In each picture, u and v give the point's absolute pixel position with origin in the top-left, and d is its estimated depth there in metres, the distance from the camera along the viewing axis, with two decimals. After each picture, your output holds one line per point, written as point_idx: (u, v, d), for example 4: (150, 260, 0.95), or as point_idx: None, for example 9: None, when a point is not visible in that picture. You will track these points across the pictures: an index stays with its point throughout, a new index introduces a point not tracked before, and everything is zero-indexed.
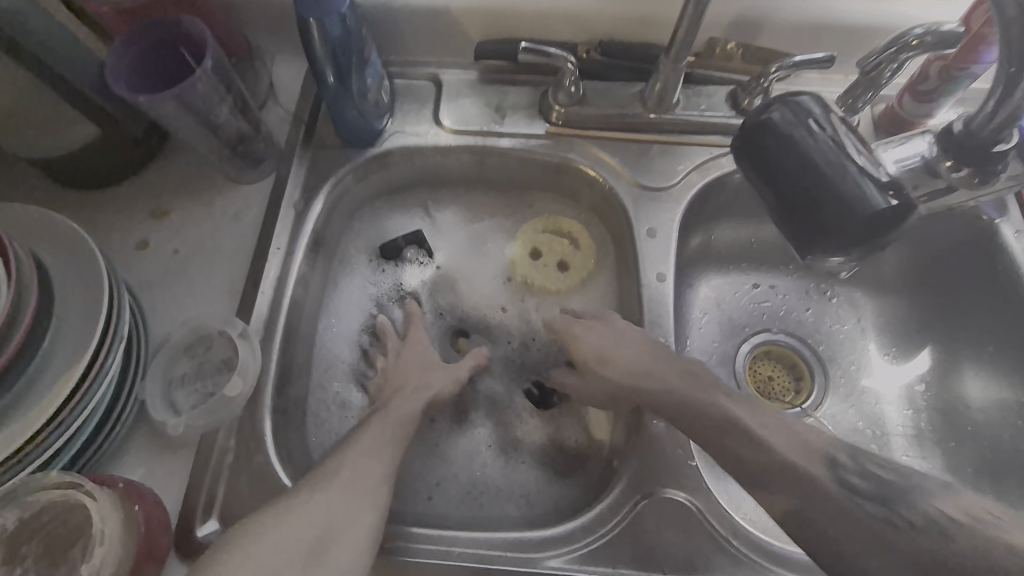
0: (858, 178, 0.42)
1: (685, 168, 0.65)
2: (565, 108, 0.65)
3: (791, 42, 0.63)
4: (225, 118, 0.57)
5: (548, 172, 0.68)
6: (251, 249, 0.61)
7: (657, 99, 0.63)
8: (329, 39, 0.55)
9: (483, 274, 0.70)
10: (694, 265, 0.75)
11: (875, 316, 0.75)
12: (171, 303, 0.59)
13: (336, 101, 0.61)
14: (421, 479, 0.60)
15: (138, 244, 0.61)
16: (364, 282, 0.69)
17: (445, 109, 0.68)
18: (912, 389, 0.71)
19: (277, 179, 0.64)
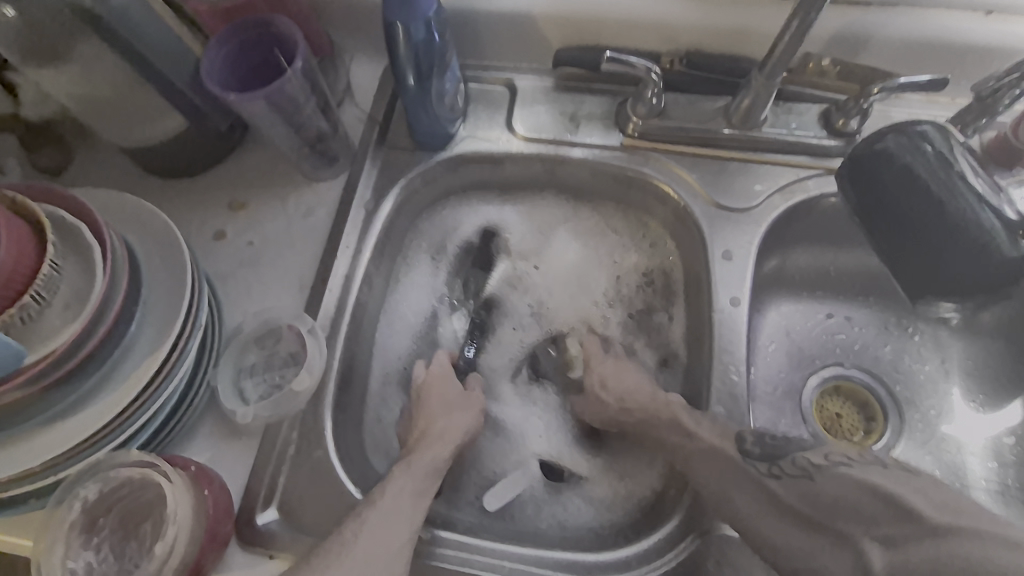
0: (980, 214, 0.41)
1: (767, 190, 0.62)
2: (643, 120, 0.63)
3: (895, 62, 0.59)
4: (309, 118, 0.59)
5: (619, 185, 0.67)
6: (321, 246, 0.62)
7: (742, 117, 0.60)
8: (414, 42, 0.55)
9: (546, 286, 0.69)
10: (765, 290, 0.71)
11: (964, 359, 0.69)
12: (244, 293, 0.61)
13: (413, 103, 0.62)
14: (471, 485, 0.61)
15: (216, 234, 0.63)
16: (426, 284, 0.69)
17: (518, 115, 0.67)
18: (999, 441, 0.66)
19: (351, 177, 0.65)
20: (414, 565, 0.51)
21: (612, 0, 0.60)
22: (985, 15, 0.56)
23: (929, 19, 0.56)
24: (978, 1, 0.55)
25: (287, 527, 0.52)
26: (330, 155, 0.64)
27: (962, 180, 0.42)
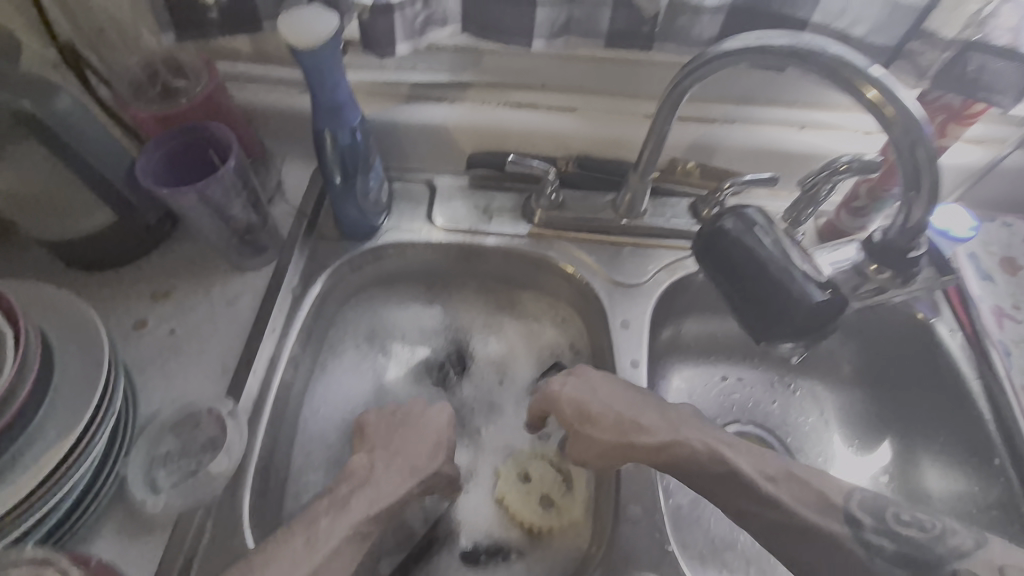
0: (789, 269, 0.45)
1: (654, 268, 0.72)
2: (545, 212, 0.73)
3: (740, 163, 0.73)
4: (239, 211, 0.63)
5: (530, 268, 0.75)
6: (246, 331, 0.64)
7: (627, 207, 0.71)
8: (340, 146, 0.63)
9: (470, 360, 0.74)
10: (666, 357, 0.79)
11: (838, 410, 0.78)
12: (162, 381, 0.61)
13: (339, 198, 0.68)
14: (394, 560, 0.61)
15: (136, 323, 0.64)
16: (353, 366, 0.72)
17: (437, 209, 0.75)
18: (877, 480, 0.73)
19: (278, 266, 0.69)
20: None
21: (513, 115, 0.72)
22: (799, 129, 0.71)
23: (759, 132, 0.71)
24: (792, 119, 0.71)
25: None
26: (259, 246, 0.68)
27: (769, 246, 0.46)
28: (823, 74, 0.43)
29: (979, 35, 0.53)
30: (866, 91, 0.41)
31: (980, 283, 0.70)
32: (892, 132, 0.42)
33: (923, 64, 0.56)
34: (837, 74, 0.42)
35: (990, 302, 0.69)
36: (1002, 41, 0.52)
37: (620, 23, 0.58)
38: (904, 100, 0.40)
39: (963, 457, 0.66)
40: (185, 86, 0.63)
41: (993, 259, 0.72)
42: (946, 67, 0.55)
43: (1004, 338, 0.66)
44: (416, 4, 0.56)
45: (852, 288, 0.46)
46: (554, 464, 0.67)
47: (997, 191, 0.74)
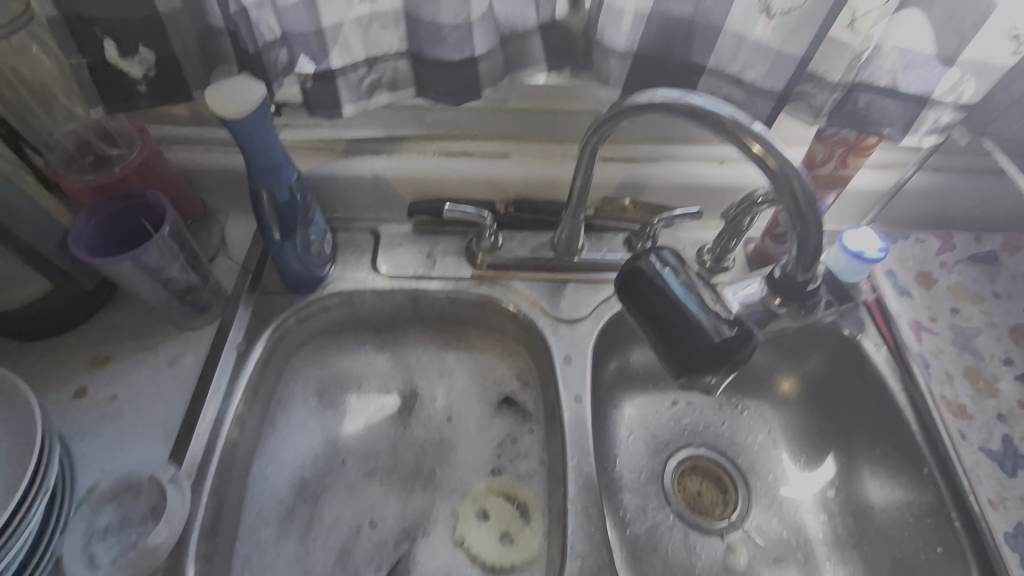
0: (699, 307, 0.47)
1: (594, 302, 0.74)
2: (487, 254, 0.75)
3: (668, 198, 0.77)
4: (176, 273, 0.64)
5: (476, 308, 0.77)
6: (189, 392, 0.64)
7: (564, 246, 0.74)
8: (278, 203, 0.64)
9: (422, 403, 0.75)
10: (615, 386, 0.81)
11: (783, 427, 0.81)
12: (101, 450, 0.60)
13: (281, 253, 0.69)
14: None
15: (75, 392, 0.64)
16: (303, 420, 0.72)
17: (382, 257, 0.77)
18: (824, 494, 0.75)
19: (222, 323, 0.69)
20: None
21: (449, 164, 0.74)
22: (720, 163, 0.76)
23: (683, 168, 0.75)
24: (713, 155, 0.76)
25: None
26: (201, 305, 0.68)
27: (681, 286, 0.49)
28: (716, 130, 0.47)
29: (862, 77, 0.58)
30: (751, 146, 0.45)
31: (897, 299, 0.74)
32: (775, 179, 0.46)
33: (815, 104, 0.60)
34: (722, 126, 0.46)
35: (908, 316, 0.73)
36: (884, 80, 0.57)
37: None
38: (780, 147, 0.45)
39: (896, 467, 0.69)
40: (116, 152, 0.65)
41: (908, 274, 0.77)
42: (836, 105, 0.60)
43: (922, 350, 0.70)
44: (360, 69, 0.60)
45: (760, 318, 0.52)
46: (509, 499, 0.68)
47: (906, 210, 0.79)
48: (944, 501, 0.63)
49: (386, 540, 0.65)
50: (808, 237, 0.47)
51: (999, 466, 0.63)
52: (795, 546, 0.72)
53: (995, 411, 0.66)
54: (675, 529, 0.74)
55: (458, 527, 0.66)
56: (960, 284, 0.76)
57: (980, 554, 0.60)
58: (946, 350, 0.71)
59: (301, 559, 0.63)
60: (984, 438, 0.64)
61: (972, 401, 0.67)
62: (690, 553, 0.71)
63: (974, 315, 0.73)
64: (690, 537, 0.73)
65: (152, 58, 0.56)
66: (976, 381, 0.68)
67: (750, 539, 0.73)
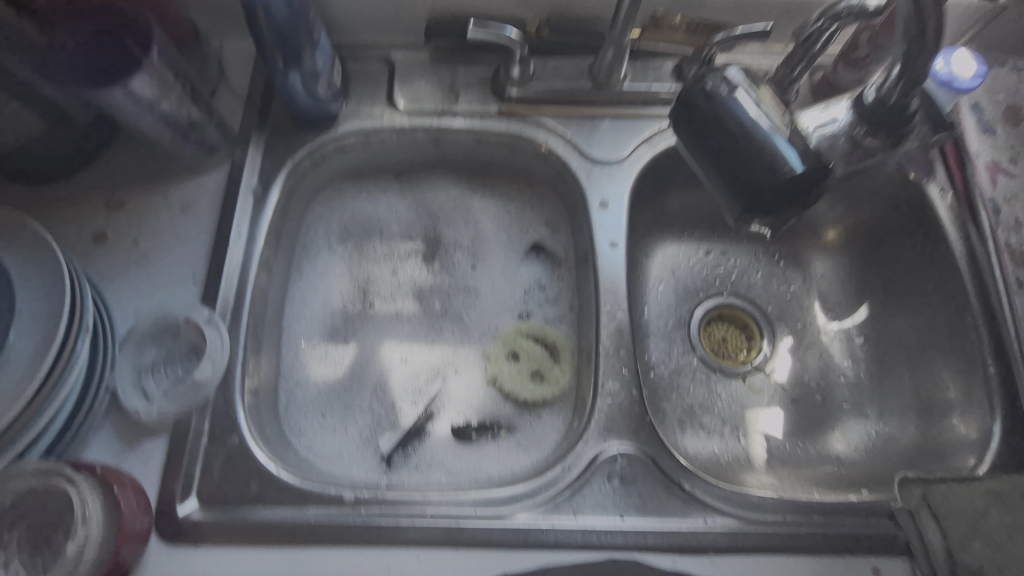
0: (772, 137, 0.42)
1: (634, 141, 0.68)
2: (517, 85, 0.67)
3: (728, 17, 0.66)
4: (175, 106, 0.57)
5: (503, 149, 0.70)
6: (211, 237, 0.62)
7: (605, 74, 0.66)
8: (276, 21, 0.56)
9: (448, 249, 0.73)
10: (648, 236, 0.78)
11: (821, 277, 0.78)
12: (134, 293, 0.60)
13: (286, 84, 0.62)
14: (386, 437, 0.64)
15: (96, 236, 0.62)
16: (328, 266, 0.70)
17: (398, 90, 0.69)
18: (852, 341, 0.74)
19: (234, 165, 0.65)
20: (335, 527, 0.53)
21: None
22: None
23: None
24: None
25: (208, 511, 0.53)
26: (209, 144, 0.63)
27: (753, 113, 0.42)
28: None
29: None
30: None
31: (978, 137, 0.66)
32: None
33: None
34: None
35: (986, 157, 0.66)
36: None
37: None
38: None
39: (938, 315, 0.67)
40: None
41: (996, 109, 0.67)
42: None
43: (995, 196, 0.64)
44: None
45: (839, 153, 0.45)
46: (540, 340, 0.69)
47: (1008, 29, 0.67)
48: (983, 348, 0.62)
49: (421, 377, 0.67)
50: (919, 50, 0.39)
51: None
52: (819, 387, 0.73)
53: None
54: (698, 372, 0.75)
55: (489, 368, 0.67)
56: None
57: (1011, 398, 0.60)
58: (1021, 195, 0.64)
59: (340, 394, 0.66)
60: None
61: None
62: (711, 393, 0.73)
63: None
64: (713, 379, 0.74)
65: None
66: None
67: (771, 381, 0.74)
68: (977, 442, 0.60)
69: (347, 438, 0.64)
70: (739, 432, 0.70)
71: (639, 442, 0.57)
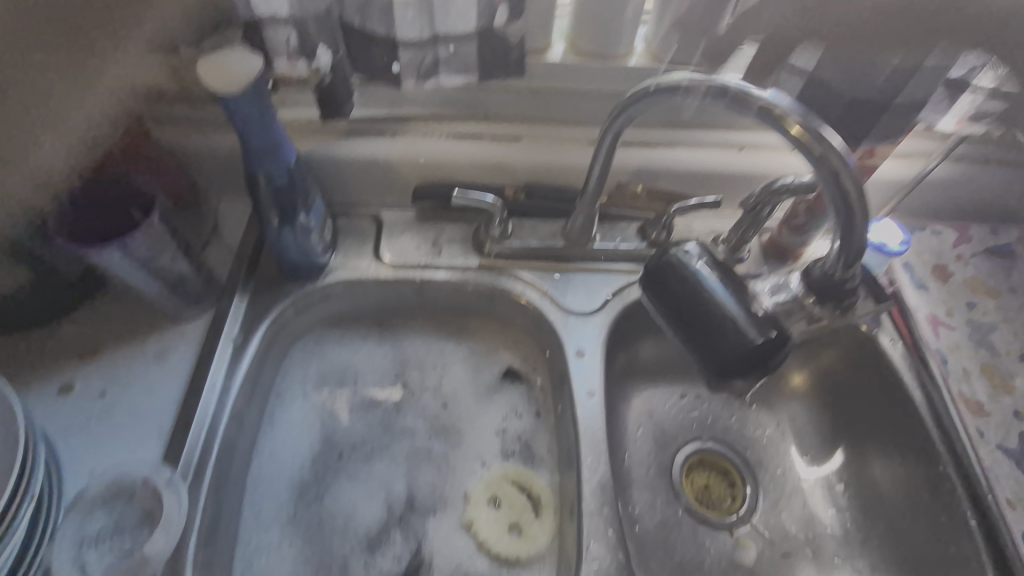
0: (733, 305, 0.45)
1: (606, 292, 0.72)
2: (496, 242, 0.72)
3: (683, 187, 0.74)
4: (167, 262, 0.59)
5: (482, 298, 0.74)
6: (183, 387, 0.61)
7: (576, 233, 0.71)
8: (275, 187, 0.60)
9: (425, 395, 0.72)
10: (624, 380, 0.79)
11: (793, 420, 0.79)
12: (90, 449, 0.57)
13: (277, 239, 0.65)
14: None
15: (60, 388, 0.60)
16: (301, 414, 0.69)
17: (385, 245, 0.73)
18: (832, 487, 0.75)
19: (216, 314, 0.66)
20: None
21: (456, 146, 0.70)
22: (739, 149, 0.73)
23: (701, 154, 0.72)
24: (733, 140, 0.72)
25: None
26: (194, 295, 0.64)
27: (714, 282, 0.47)
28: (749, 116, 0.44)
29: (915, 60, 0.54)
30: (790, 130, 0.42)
31: (915, 292, 0.73)
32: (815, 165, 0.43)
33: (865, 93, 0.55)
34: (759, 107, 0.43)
35: (926, 311, 0.72)
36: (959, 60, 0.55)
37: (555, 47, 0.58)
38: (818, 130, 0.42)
39: (908, 462, 0.68)
40: None
41: (926, 267, 0.75)
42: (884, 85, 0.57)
43: (940, 347, 0.69)
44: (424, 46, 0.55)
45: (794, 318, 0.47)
46: (522, 487, 0.66)
47: (924, 200, 0.78)
48: (960, 500, 0.62)
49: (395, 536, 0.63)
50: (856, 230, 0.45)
51: (1017, 466, 0.62)
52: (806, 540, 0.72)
53: (1012, 408, 0.65)
54: (683, 524, 0.72)
55: (467, 512, 0.64)
56: (976, 277, 0.75)
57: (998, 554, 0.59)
58: (963, 346, 0.69)
59: (303, 558, 0.60)
60: (1002, 436, 0.64)
61: (989, 398, 0.66)
62: (699, 548, 0.71)
63: (991, 310, 0.72)
64: (699, 533, 0.72)
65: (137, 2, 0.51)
66: (993, 378, 0.67)
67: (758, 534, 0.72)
68: None
69: None
70: None
71: None
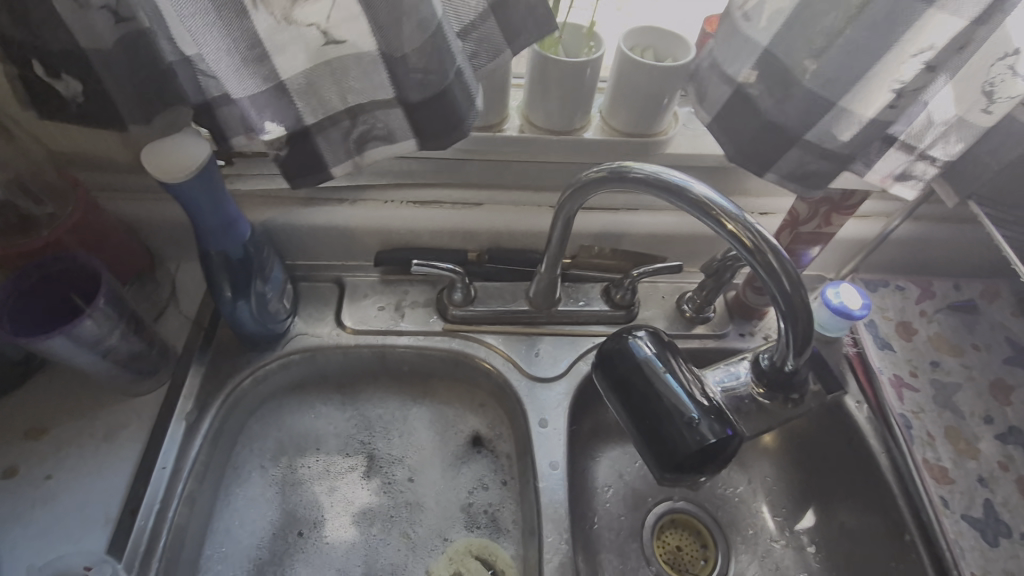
0: (683, 399, 0.45)
1: (571, 356, 0.71)
2: (459, 307, 0.72)
3: (646, 248, 0.74)
4: (116, 343, 0.58)
5: (446, 362, 0.73)
6: (132, 469, 0.59)
7: (540, 298, 0.71)
8: (230, 262, 0.60)
9: (387, 465, 0.71)
10: (592, 440, 0.78)
11: (765, 478, 0.78)
12: (30, 537, 0.55)
13: (232, 312, 0.64)
14: None
15: (5, 471, 0.58)
16: (259, 487, 0.67)
17: (347, 310, 0.72)
18: (804, 549, 0.73)
19: (169, 387, 0.64)
20: None
21: (417, 212, 0.70)
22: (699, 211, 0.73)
23: (662, 217, 0.73)
24: None
25: None
26: (147, 369, 0.63)
27: (664, 372, 0.47)
28: (693, 209, 0.45)
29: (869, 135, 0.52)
30: (726, 226, 0.44)
31: (879, 353, 0.73)
32: (752, 257, 0.44)
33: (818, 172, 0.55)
34: (698, 202, 0.44)
35: (889, 372, 0.72)
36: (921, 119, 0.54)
37: (330, 147, 0.55)
38: (753, 226, 0.44)
39: (877, 527, 0.67)
40: (43, 212, 0.60)
41: (889, 324, 0.76)
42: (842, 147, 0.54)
43: (904, 410, 0.69)
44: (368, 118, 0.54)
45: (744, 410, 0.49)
46: (487, 562, 0.65)
47: (887, 256, 0.78)
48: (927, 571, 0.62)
49: None
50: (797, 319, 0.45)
51: (981, 535, 0.62)
52: None
53: (976, 473, 0.65)
54: None
55: None
56: (940, 335, 0.75)
57: None
58: (927, 408, 0.70)
59: None
60: (966, 504, 0.64)
61: (953, 463, 0.66)
62: None
63: (955, 369, 0.72)
64: None
65: (80, 88, 0.51)
66: (957, 442, 0.67)
67: None
68: None
69: None
70: None
71: None
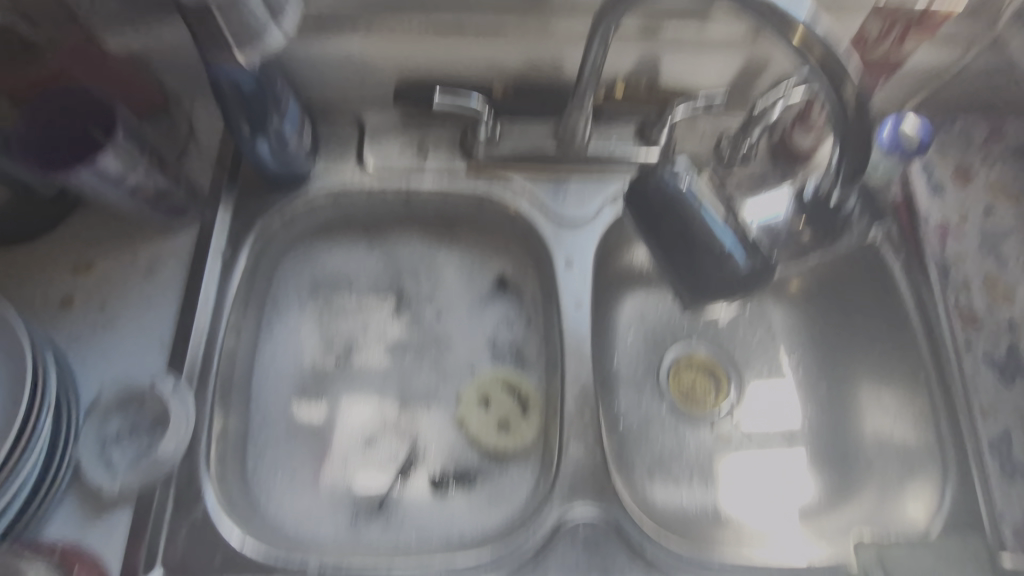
0: (717, 232, 0.43)
1: (600, 200, 0.69)
2: (484, 147, 0.69)
3: (688, 83, 0.68)
4: (140, 178, 0.58)
5: (471, 206, 0.72)
6: (179, 300, 0.62)
7: (569, 136, 0.67)
8: (243, 91, 0.56)
9: (415, 304, 0.73)
10: (616, 286, 0.79)
11: (786, 323, 0.79)
12: (98, 358, 0.60)
13: (252, 150, 0.62)
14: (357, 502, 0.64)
15: (62, 301, 0.62)
16: (297, 322, 0.71)
17: (368, 150, 0.70)
18: (814, 388, 0.76)
19: (202, 226, 0.65)
20: None
21: (439, 39, 0.64)
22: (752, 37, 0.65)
23: (709, 44, 0.65)
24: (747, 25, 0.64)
25: None
26: (177, 208, 0.64)
27: (699, 204, 0.45)
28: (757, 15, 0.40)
29: None
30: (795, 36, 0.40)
31: (929, 197, 0.70)
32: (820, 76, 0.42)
33: None
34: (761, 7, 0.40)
35: (936, 218, 0.69)
36: None
37: None
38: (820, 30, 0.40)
39: (895, 367, 0.69)
40: (40, 38, 0.58)
41: (945, 168, 0.71)
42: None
43: (944, 255, 0.68)
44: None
45: (782, 241, 0.54)
46: (514, 390, 0.69)
47: (958, 92, 0.71)
48: (938, 406, 0.65)
49: (393, 432, 0.68)
50: None
51: (999, 375, 0.64)
52: (786, 433, 0.74)
53: (1007, 318, 0.65)
54: (667, 420, 0.75)
55: (458, 410, 0.68)
56: (1000, 180, 0.70)
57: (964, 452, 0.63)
58: (970, 255, 0.67)
59: (307, 453, 0.66)
60: (989, 347, 0.65)
61: (985, 309, 0.66)
62: (679, 440, 0.74)
63: (1009, 215, 0.68)
64: (682, 427, 0.75)
65: None
66: (994, 288, 0.66)
67: (738, 427, 0.75)
68: (928, 502, 0.63)
69: (318, 499, 0.64)
70: (706, 481, 0.71)
71: (603, 505, 0.58)
